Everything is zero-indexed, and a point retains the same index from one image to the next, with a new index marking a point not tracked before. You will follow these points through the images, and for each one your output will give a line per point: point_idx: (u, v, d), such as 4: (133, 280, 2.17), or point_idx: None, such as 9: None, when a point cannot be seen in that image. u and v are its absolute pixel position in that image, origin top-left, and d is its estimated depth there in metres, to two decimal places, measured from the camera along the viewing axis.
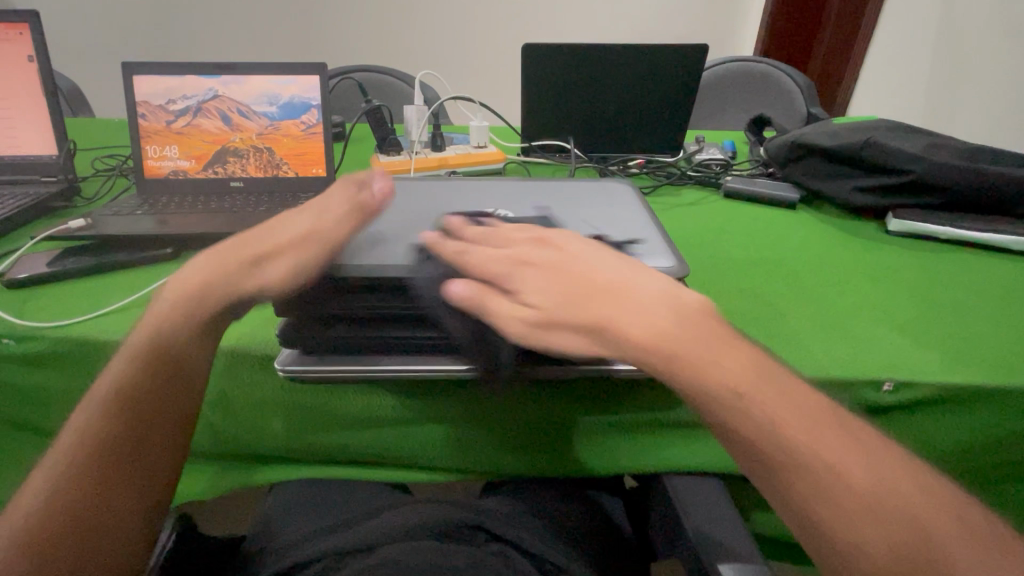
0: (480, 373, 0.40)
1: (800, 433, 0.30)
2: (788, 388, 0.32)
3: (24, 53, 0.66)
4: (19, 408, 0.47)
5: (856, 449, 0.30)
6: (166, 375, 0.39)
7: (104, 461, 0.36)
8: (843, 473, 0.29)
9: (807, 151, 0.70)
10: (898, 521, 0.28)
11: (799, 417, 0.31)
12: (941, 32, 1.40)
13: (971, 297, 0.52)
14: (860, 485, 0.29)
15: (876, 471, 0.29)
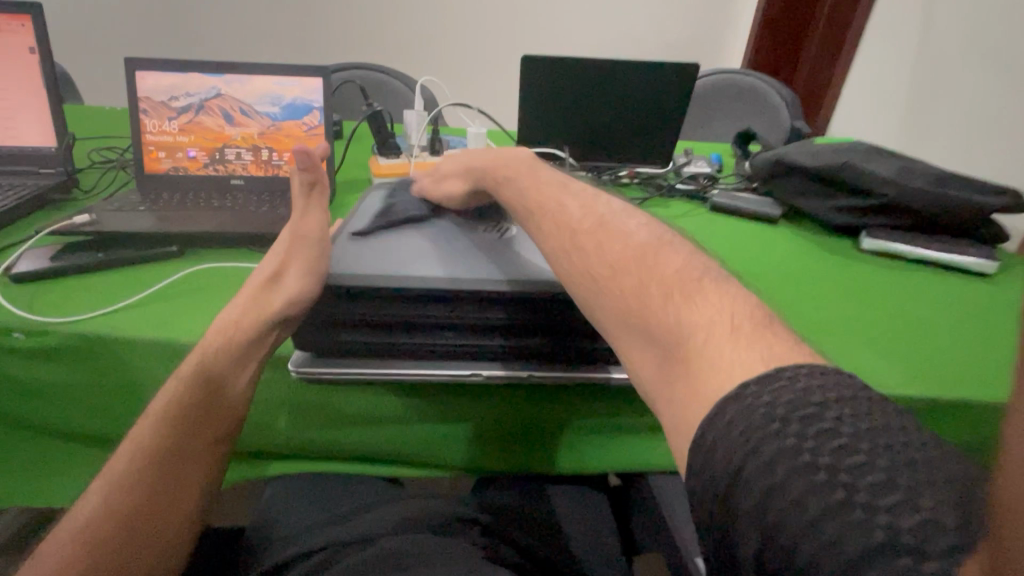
0: (481, 378, 0.43)
1: (585, 252, 0.37)
2: (598, 228, 0.39)
3: (25, 45, 0.66)
4: (24, 400, 0.48)
5: (641, 266, 0.35)
6: (205, 405, 0.40)
7: (131, 486, 0.37)
8: (621, 282, 0.34)
9: (792, 169, 0.74)
10: (655, 304, 0.32)
11: (595, 256, 0.37)
12: (920, 54, 1.46)
13: (933, 314, 0.56)
14: (632, 286, 0.34)
15: (651, 277, 0.34)
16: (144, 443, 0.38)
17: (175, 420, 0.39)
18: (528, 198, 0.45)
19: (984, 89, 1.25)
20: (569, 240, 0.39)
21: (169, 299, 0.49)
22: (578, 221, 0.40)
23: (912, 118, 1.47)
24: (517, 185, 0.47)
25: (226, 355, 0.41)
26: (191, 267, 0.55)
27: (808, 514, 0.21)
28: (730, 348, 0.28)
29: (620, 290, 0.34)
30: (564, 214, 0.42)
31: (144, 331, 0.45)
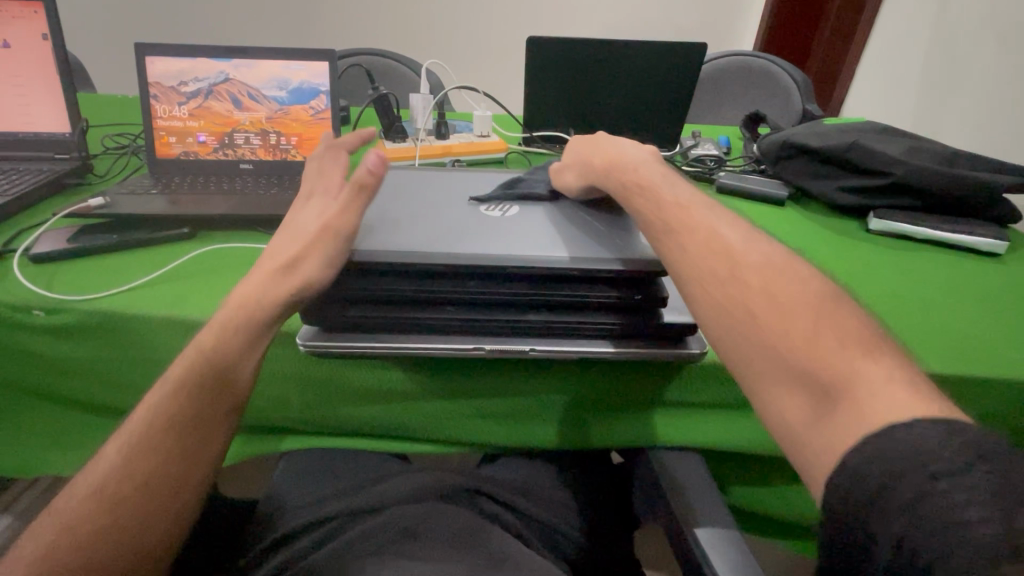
0: (485, 352, 0.43)
1: (723, 274, 0.36)
2: (738, 249, 0.37)
3: (39, 33, 0.67)
4: (47, 375, 0.50)
5: (788, 295, 0.33)
6: (211, 385, 0.40)
7: (138, 462, 0.38)
8: (765, 311, 0.33)
9: (798, 149, 0.74)
10: (804, 337, 0.31)
11: (739, 280, 0.35)
12: (933, 33, 1.42)
13: (940, 293, 0.56)
14: (783, 318, 0.32)
15: (799, 310, 0.32)
16: (154, 421, 0.39)
17: (184, 400, 0.40)
18: (653, 209, 0.43)
19: (997, 67, 1.22)
20: (707, 259, 0.37)
21: (182, 279, 0.51)
22: (714, 238, 0.38)
23: (925, 99, 1.44)
24: (644, 191, 0.45)
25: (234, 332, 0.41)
26: (202, 248, 0.57)
27: (959, 518, 0.22)
28: (892, 387, 0.28)
29: (764, 318, 0.33)
30: (699, 230, 0.39)
31: (158, 308, 0.46)
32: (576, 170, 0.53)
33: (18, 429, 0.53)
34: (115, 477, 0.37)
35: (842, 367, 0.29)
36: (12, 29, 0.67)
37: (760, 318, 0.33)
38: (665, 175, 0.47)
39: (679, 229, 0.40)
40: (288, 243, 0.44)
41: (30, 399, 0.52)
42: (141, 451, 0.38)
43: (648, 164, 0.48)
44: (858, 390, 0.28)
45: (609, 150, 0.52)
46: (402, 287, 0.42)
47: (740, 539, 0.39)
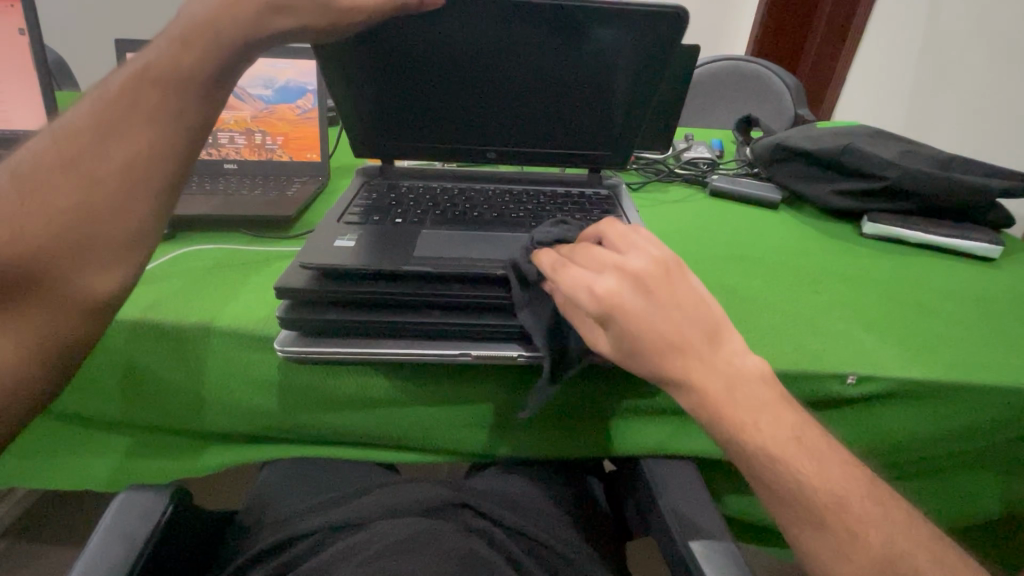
0: (471, 358, 0.42)
1: (769, 455, 0.34)
2: (770, 416, 0.35)
3: (13, 26, 0.65)
4: None
5: (812, 458, 0.35)
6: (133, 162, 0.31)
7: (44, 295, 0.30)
8: (801, 476, 0.34)
9: (792, 153, 0.73)
10: (831, 504, 0.34)
11: (785, 453, 0.35)
12: (925, 37, 1.42)
13: (935, 297, 0.56)
14: (816, 489, 0.34)
15: (825, 471, 0.35)
16: (29, 189, 0.29)
17: (75, 167, 0.29)
18: (695, 370, 0.35)
19: (989, 73, 1.22)
20: (759, 446, 0.35)
21: (158, 282, 0.49)
22: (753, 403, 0.35)
23: (917, 104, 1.44)
24: (682, 351, 0.35)
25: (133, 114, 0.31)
26: (182, 250, 0.55)
27: None
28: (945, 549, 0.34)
29: (801, 485, 0.34)
30: (738, 405, 0.35)
31: (134, 312, 0.45)
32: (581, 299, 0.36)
33: None
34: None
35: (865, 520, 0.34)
36: None
37: (799, 493, 0.34)
38: (674, 299, 0.36)
39: (723, 411, 0.35)
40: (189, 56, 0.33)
41: None
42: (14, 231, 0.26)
43: (652, 287, 0.36)
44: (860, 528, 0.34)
45: (592, 274, 0.37)
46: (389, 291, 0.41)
47: (736, 552, 0.38)
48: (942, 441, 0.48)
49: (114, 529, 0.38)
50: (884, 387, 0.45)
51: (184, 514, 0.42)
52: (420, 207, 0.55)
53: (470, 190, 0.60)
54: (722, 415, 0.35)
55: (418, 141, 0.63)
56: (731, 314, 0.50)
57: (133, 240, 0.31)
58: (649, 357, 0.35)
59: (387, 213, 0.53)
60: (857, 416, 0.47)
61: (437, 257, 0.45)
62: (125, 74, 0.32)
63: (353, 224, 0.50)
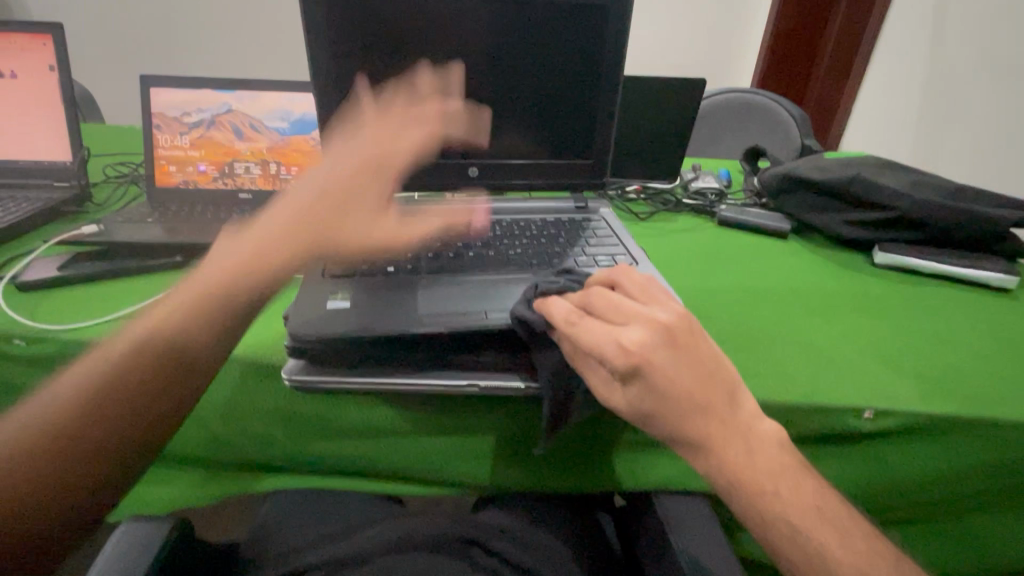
0: (477, 389, 0.42)
1: (785, 519, 0.35)
2: (786, 479, 0.36)
3: (45, 63, 0.68)
4: None
5: (827, 522, 0.35)
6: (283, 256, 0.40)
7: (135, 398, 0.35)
8: (816, 541, 0.35)
9: (799, 183, 0.73)
10: (847, 571, 0.34)
11: (801, 517, 0.35)
12: (931, 68, 1.43)
13: (950, 328, 0.55)
14: (831, 555, 0.34)
15: (839, 536, 0.35)
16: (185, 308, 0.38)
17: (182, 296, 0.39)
18: (718, 432, 0.35)
19: (997, 103, 1.22)
20: (774, 509, 0.35)
21: None
22: (771, 466, 0.36)
23: (924, 134, 1.45)
24: (704, 411, 0.35)
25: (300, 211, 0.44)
26: None
27: None
28: None
29: (816, 552, 0.34)
30: (755, 466, 0.35)
31: None
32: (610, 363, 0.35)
33: None
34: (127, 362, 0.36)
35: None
36: (19, 61, 0.68)
37: (814, 559, 0.34)
38: (700, 361, 0.36)
39: (741, 474, 0.35)
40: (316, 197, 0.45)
41: None
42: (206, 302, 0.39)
43: (677, 345, 0.36)
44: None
45: (615, 326, 0.36)
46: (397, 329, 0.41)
47: None
48: (967, 479, 0.47)
49: (113, 562, 0.37)
50: (902, 422, 0.43)
51: (184, 548, 0.41)
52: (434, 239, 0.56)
53: (479, 220, 0.60)
54: (742, 475, 0.35)
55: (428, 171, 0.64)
56: (741, 345, 0.49)
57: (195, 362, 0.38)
58: (673, 420, 0.35)
59: None
60: (875, 451, 0.46)
61: (439, 308, 0.44)
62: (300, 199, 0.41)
63: (342, 273, 0.48)
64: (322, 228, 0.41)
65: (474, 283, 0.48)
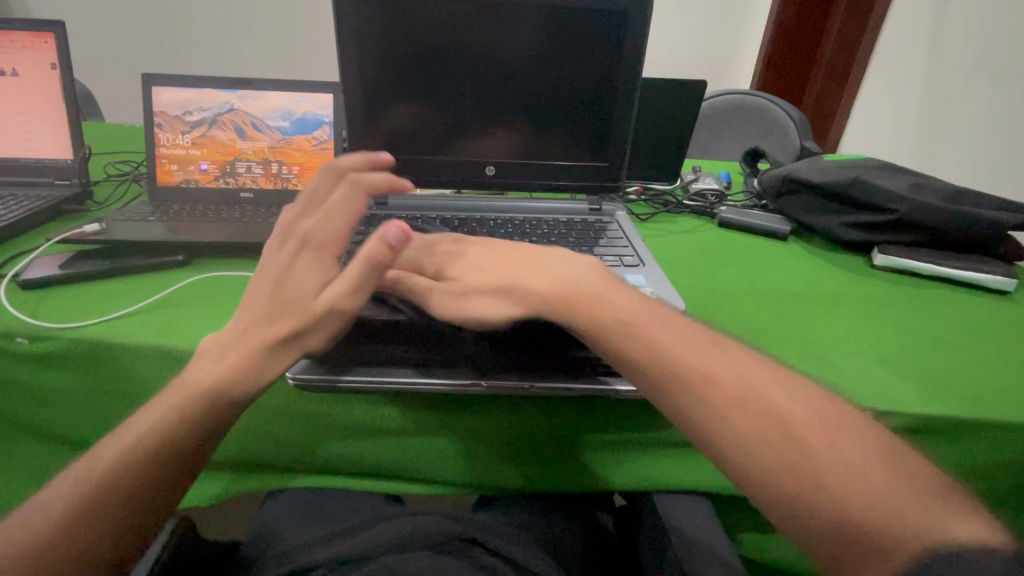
0: (482, 388, 0.42)
1: (786, 450, 0.32)
2: (787, 407, 0.34)
3: (47, 61, 0.68)
4: (37, 409, 0.50)
5: (836, 448, 0.32)
6: (350, 270, 0.41)
7: (173, 437, 0.36)
8: (826, 473, 0.31)
9: (800, 185, 0.74)
10: (865, 502, 0.30)
11: (806, 445, 0.32)
12: (929, 72, 1.44)
13: (949, 330, 0.55)
14: (845, 490, 0.30)
15: (854, 467, 0.31)
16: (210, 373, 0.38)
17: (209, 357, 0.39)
18: (698, 364, 0.36)
19: (995, 107, 1.22)
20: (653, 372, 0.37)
21: (173, 307, 0.50)
22: (767, 396, 0.34)
23: (922, 137, 1.45)
24: (678, 346, 0.37)
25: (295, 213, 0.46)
26: (197, 276, 0.55)
27: None
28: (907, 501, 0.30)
29: (825, 485, 0.31)
30: (744, 395, 0.35)
31: (148, 337, 0.45)
32: (490, 292, 0.42)
33: (14, 456, 0.53)
34: (170, 401, 0.38)
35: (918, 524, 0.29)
36: (22, 59, 0.68)
37: (824, 493, 0.31)
38: (634, 299, 0.41)
39: (726, 406, 0.34)
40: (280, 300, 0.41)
41: (21, 429, 0.52)
42: (223, 339, 0.40)
43: (575, 260, 0.44)
44: (906, 530, 0.29)
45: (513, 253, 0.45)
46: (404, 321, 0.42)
47: None
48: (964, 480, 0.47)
49: None
50: (901, 424, 0.44)
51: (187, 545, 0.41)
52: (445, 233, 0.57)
53: (482, 221, 0.61)
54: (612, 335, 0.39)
55: (430, 172, 0.64)
56: None
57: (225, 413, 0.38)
58: (642, 354, 0.38)
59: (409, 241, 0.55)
60: None
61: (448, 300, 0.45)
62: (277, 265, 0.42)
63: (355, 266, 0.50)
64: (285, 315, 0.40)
65: None
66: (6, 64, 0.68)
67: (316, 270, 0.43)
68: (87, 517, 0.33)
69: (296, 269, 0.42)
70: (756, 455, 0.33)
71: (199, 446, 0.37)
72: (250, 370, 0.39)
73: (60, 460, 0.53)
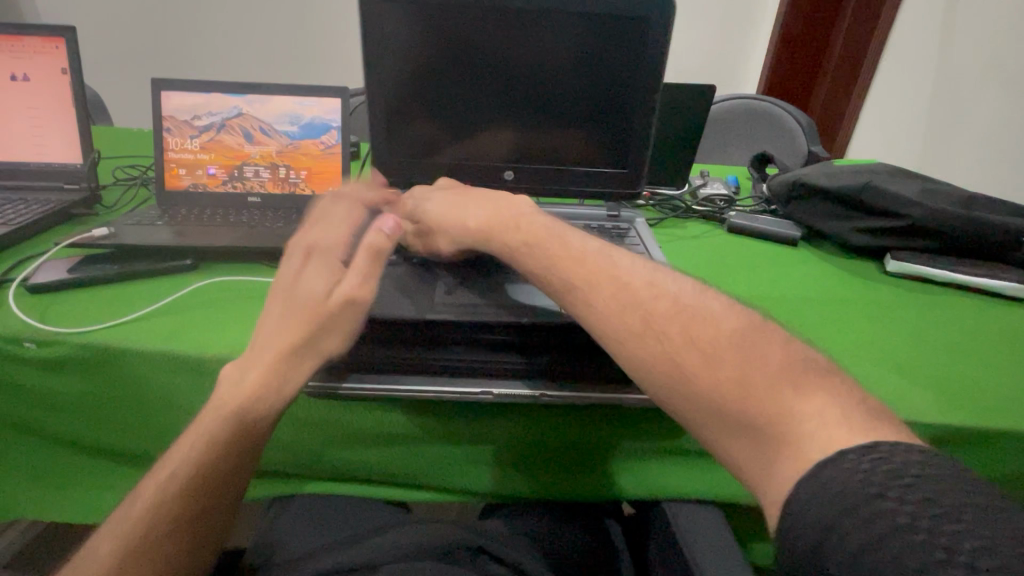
0: (491, 397, 0.42)
1: (680, 351, 0.32)
2: (712, 324, 0.33)
3: (58, 66, 0.68)
4: (44, 413, 0.50)
5: (786, 380, 0.29)
6: (357, 264, 0.41)
7: (212, 460, 0.36)
8: (731, 389, 0.30)
9: (809, 190, 0.73)
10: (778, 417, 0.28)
11: (735, 366, 0.30)
12: (938, 77, 1.43)
13: (964, 338, 0.54)
14: (754, 405, 0.29)
15: (760, 385, 0.29)
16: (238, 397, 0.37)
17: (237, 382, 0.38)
18: (597, 269, 0.38)
19: (1006, 111, 1.21)
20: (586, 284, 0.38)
21: (180, 312, 0.49)
22: (692, 311, 0.34)
23: (931, 142, 1.44)
24: (584, 270, 0.38)
25: (338, 223, 0.46)
26: (204, 281, 0.55)
27: None
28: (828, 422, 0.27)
29: (736, 406, 0.29)
30: (678, 317, 0.34)
31: (155, 342, 0.45)
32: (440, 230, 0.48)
33: (20, 461, 0.52)
34: (203, 425, 0.37)
35: (830, 437, 0.26)
36: (32, 64, 0.68)
37: (721, 400, 0.30)
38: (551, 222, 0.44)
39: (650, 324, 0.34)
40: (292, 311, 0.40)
41: (27, 433, 0.52)
42: (244, 360, 0.39)
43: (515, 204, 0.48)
44: (831, 445, 0.26)
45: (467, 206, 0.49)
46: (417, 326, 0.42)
47: None
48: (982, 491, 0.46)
49: None
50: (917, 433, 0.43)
51: None
52: None
53: None
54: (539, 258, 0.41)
55: (437, 176, 0.63)
56: None
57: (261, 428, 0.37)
58: (588, 284, 0.37)
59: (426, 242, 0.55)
60: None
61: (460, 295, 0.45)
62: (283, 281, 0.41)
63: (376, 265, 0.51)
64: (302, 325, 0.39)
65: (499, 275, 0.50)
66: (16, 69, 0.68)
67: (323, 270, 0.41)
68: (147, 543, 0.33)
69: (307, 272, 0.41)
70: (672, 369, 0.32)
71: (236, 466, 0.36)
72: (277, 382, 0.38)
73: (65, 464, 0.53)
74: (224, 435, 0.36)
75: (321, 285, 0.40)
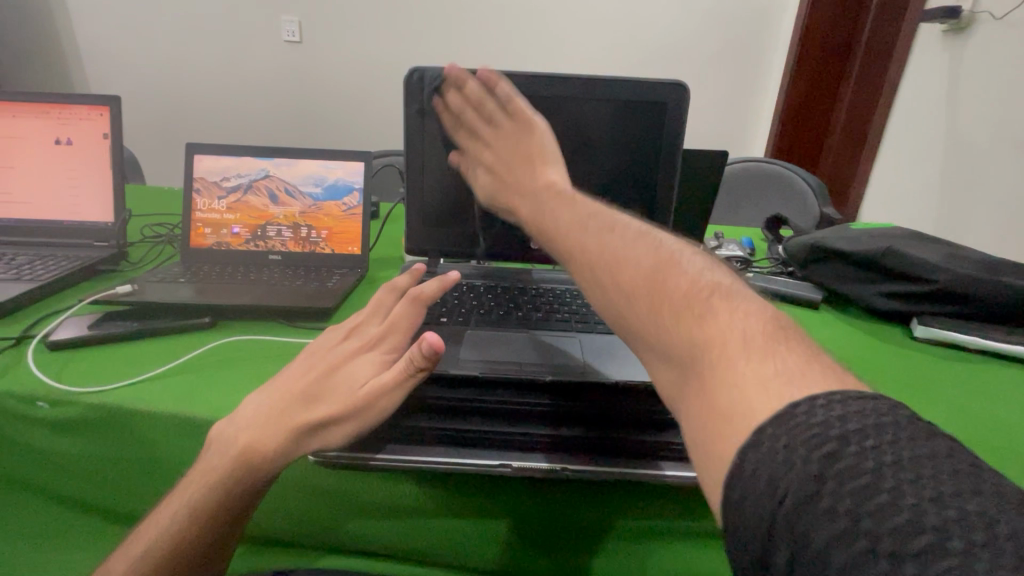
0: (510, 470, 0.39)
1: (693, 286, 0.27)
2: (650, 257, 0.29)
3: (100, 132, 0.72)
4: (51, 472, 0.49)
5: (730, 309, 0.25)
6: (394, 368, 0.39)
7: (202, 520, 0.35)
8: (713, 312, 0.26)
9: (829, 253, 0.73)
10: (774, 336, 0.24)
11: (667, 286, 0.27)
12: (948, 141, 1.45)
13: (1010, 410, 0.51)
14: (733, 312, 0.25)
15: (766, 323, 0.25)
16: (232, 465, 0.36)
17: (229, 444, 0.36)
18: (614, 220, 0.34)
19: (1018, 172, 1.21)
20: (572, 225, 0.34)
21: (195, 371, 0.49)
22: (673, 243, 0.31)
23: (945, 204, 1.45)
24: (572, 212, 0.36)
25: (410, 315, 0.43)
26: (222, 341, 0.55)
27: None
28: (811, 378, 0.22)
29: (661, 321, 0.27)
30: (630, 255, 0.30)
31: (168, 404, 0.44)
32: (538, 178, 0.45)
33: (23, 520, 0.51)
34: (192, 486, 0.36)
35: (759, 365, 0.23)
36: (77, 130, 0.72)
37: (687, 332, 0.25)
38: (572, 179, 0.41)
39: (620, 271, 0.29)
40: (319, 393, 0.39)
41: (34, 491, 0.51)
42: (243, 419, 0.38)
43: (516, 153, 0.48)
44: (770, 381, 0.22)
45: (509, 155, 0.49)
46: (435, 395, 0.40)
47: None
48: None
49: None
50: None
51: None
52: (482, 298, 0.58)
53: (511, 290, 0.61)
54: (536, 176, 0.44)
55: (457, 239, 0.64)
56: None
57: (239, 503, 0.36)
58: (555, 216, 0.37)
59: (449, 304, 0.56)
60: None
61: (485, 360, 0.44)
62: (325, 364, 0.40)
63: None
64: (325, 412, 0.38)
65: (524, 340, 0.49)
66: (61, 134, 0.72)
67: (376, 364, 0.40)
68: None
69: (357, 360, 0.41)
70: (657, 322, 0.27)
71: (224, 531, 0.36)
72: (271, 450, 0.36)
73: (70, 525, 0.52)
74: (212, 497, 0.35)
75: (362, 383, 0.39)
